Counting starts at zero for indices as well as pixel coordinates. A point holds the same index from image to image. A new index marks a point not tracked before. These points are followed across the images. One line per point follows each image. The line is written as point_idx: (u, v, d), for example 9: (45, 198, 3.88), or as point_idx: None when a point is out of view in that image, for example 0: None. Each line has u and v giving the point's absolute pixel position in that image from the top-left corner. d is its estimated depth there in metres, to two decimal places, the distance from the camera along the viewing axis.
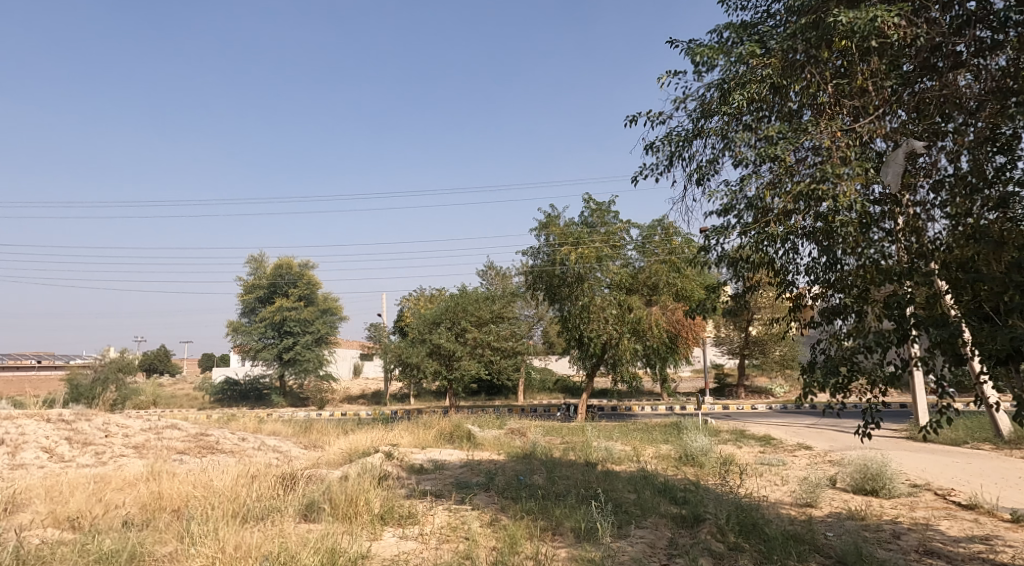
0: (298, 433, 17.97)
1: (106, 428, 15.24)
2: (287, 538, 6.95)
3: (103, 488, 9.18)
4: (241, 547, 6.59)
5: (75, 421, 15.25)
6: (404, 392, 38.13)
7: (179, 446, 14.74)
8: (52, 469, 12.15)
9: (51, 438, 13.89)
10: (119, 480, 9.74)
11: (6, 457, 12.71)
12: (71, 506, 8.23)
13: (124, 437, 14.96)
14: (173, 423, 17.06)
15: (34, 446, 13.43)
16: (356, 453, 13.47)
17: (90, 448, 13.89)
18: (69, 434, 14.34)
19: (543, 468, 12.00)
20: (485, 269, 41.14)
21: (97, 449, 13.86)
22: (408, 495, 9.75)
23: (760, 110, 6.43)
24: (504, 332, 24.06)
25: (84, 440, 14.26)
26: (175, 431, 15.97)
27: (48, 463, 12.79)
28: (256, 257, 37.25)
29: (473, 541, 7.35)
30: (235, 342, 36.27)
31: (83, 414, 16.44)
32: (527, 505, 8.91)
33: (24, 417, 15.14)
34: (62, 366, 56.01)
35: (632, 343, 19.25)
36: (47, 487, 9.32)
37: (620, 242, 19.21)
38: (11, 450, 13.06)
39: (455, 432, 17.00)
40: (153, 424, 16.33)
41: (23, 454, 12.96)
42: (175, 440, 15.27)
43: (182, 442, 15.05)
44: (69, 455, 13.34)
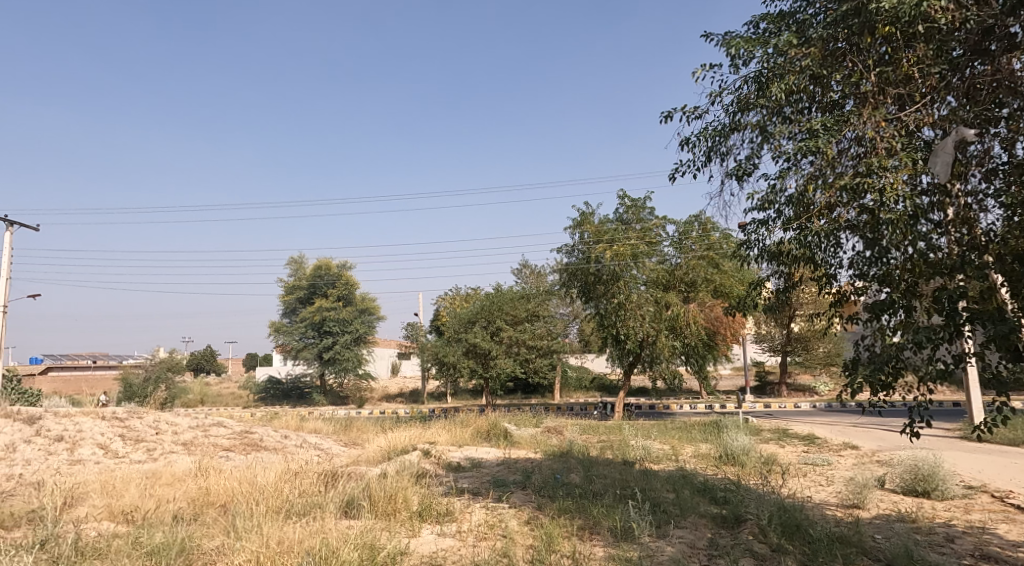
0: (338, 431, 18.18)
1: (156, 426, 15.59)
2: (328, 533, 7.00)
3: (154, 484, 9.39)
4: (284, 542, 6.67)
5: (127, 419, 15.64)
6: (440, 392, 38.41)
7: (225, 443, 15.02)
8: (106, 465, 12.47)
9: (105, 435, 14.26)
10: (169, 476, 9.95)
11: (64, 454, 13.08)
12: (126, 500, 8.44)
13: (173, 434, 15.26)
14: (218, 420, 17.34)
15: (90, 442, 13.82)
16: (395, 451, 13.55)
17: (142, 445, 14.20)
18: (122, 431, 14.70)
19: (580, 466, 11.94)
20: (519, 268, 41.22)
21: (149, 446, 14.19)
22: (446, 492, 9.75)
23: (800, 101, 6.36)
24: (539, 331, 24.11)
25: (137, 437, 14.61)
26: (221, 429, 16.26)
27: (103, 458, 13.17)
28: (295, 259, 37.84)
29: (510, 539, 7.33)
30: (276, 342, 36.95)
31: (134, 411, 16.80)
32: (564, 503, 8.87)
33: (80, 414, 15.55)
34: (121, 366, 57.58)
35: (669, 341, 19.04)
36: (102, 482, 9.56)
37: (656, 238, 18.92)
38: (69, 447, 13.45)
39: (491, 430, 16.98)
40: (199, 421, 16.64)
41: (80, 450, 13.36)
42: (221, 437, 15.55)
43: (227, 440, 15.32)
44: (122, 452, 13.67)
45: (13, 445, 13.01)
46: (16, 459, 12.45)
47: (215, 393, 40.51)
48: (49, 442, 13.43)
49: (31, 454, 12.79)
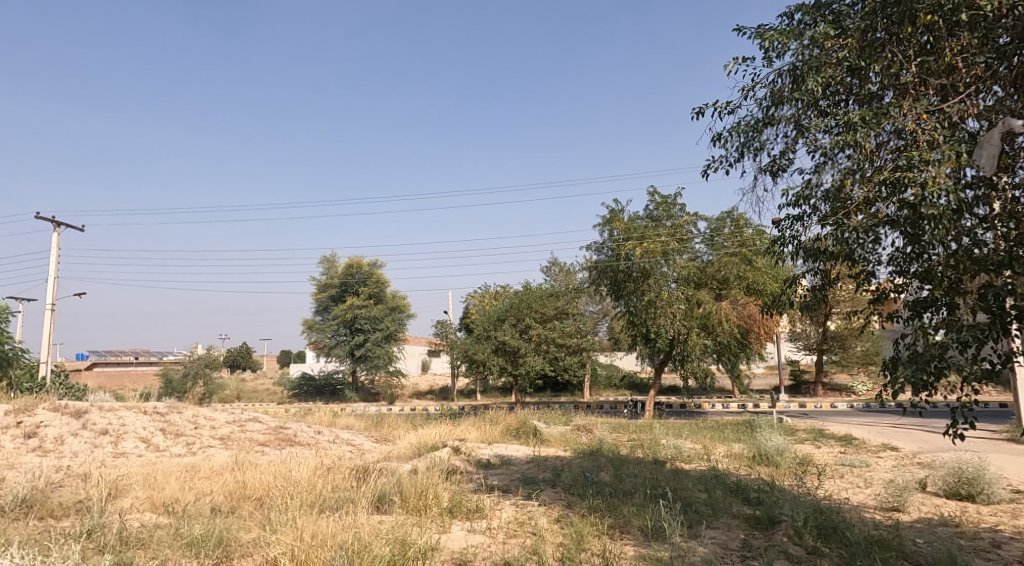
0: (370, 427, 18.31)
1: (195, 421, 15.87)
2: (361, 528, 7.04)
3: (193, 477, 9.56)
4: (318, 535, 6.70)
5: (168, 414, 15.95)
6: (469, 389, 38.49)
7: (260, 438, 15.22)
8: (148, 458, 12.73)
9: (147, 429, 14.55)
10: (207, 469, 10.11)
11: (108, 447, 13.39)
12: (166, 492, 8.59)
13: (211, 429, 15.51)
14: (254, 416, 17.58)
15: (133, 436, 14.13)
16: (425, 447, 13.58)
17: (182, 439, 14.46)
18: (163, 425, 14.99)
19: (611, 464, 11.85)
20: (549, 265, 41.13)
21: (188, 440, 14.44)
22: (476, 489, 9.75)
23: (837, 94, 6.20)
24: (569, 329, 24.00)
25: (176, 431, 14.88)
26: (256, 424, 16.48)
27: (145, 452, 13.44)
28: (327, 258, 38.22)
29: (540, 536, 7.29)
30: (309, 339, 37.37)
31: (174, 406, 17.13)
32: (594, 501, 8.80)
33: (123, 409, 15.90)
34: (160, 362, 58.92)
35: (701, 338, 18.79)
36: (144, 475, 9.76)
37: (687, 235, 18.74)
38: (113, 440, 13.76)
39: (521, 428, 16.94)
40: (236, 417, 16.89)
41: (124, 443, 13.66)
42: (256, 432, 15.76)
43: (262, 435, 15.53)
44: (163, 445, 13.94)
45: (59, 438, 13.36)
46: (62, 452, 12.78)
47: (250, 389, 41.17)
48: (94, 436, 13.77)
49: (77, 446, 13.13)
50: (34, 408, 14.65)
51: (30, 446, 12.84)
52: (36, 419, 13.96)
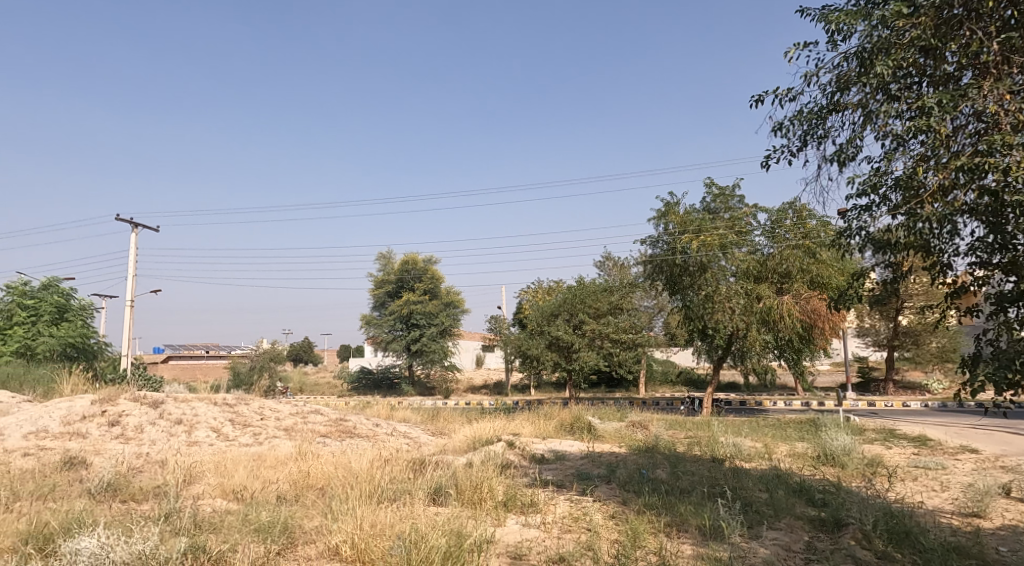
0: (426, 420, 18.45)
1: (261, 412, 16.29)
2: (418, 519, 7.04)
3: (260, 466, 9.80)
4: (377, 525, 6.75)
5: (236, 405, 16.43)
6: (524, 384, 38.48)
7: (322, 429, 15.51)
8: (219, 447, 13.12)
9: (217, 419, 15.01)
10: (273, 459, 10.34)
11: (182, 435, 13.88)
12: (236, 480, 8.83)
13: (276, 420, 15.89)
14: (316, 408, 17.94)
15: (205, 425, 14.59)
16: (480, 441, 13.59)
17: (249, 429, 14.84)
18: (232, 416, 15.43)
19: (668, 462, 11.60)
20: (603, 260, 40.74)
21: (255, 430, 14.81)
22: (530, 484, 9.68)
23: (910, 76, 5.85)
24: (623, 324, 23.67)
25: (244, 421, 15.29)
26: (318, 416, 16.80)
27: (216, 441, 13.86)
28: (384, 254, 38.77)
29: (595, 532, 7.18)
30: (367, 334, 38.01)
31: (243, 398, 17.65)
32: (651, 498, 8.61)
33: (196, 399, 16.46)
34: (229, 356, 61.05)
35: (761, 334, 18.22)
36: (215, 463, 10.06)
37: (746, 228, 18.23)
38: (187, 429, 14.25)
39: (575, 423, 16.74)
40: (299, 408, 17.26)
41: (197, 433, 14.12)
42: (318, 424, 16.05)
43: (324, 426, 15.81)
44: (233, 435, 14.35)
45: (139, 426, 13.95)
46: (141, 440, 13.33)
47: (312, 382, 42.19)
48: (169, 425, 14.29)
49: (155, 435, 13.66)
50: (117, 398, 15.33)
51: (112, 434, 13.44)
52: (118, 408, 14.62)
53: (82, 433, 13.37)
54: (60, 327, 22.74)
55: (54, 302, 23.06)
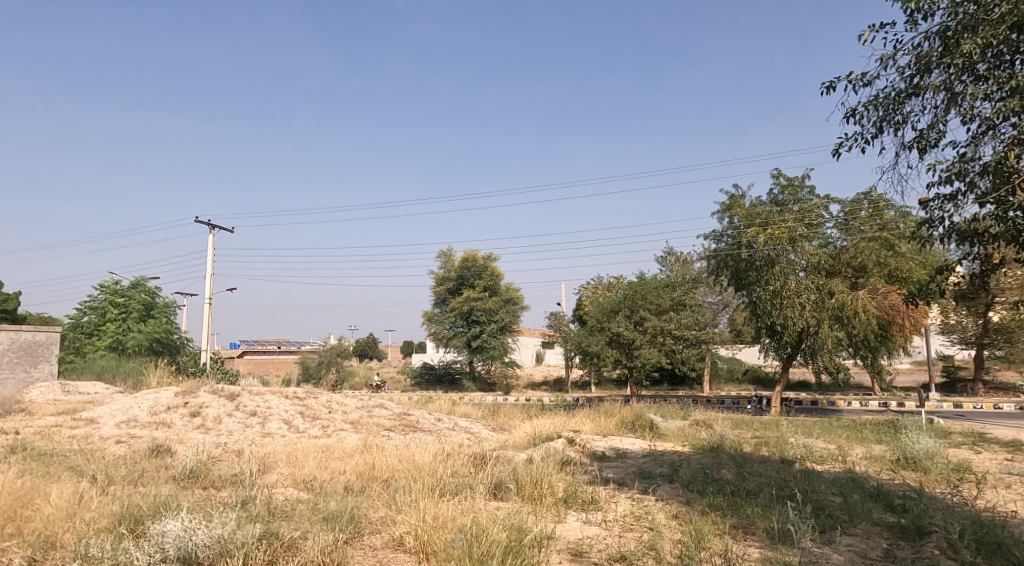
0: (486, 416, 18.42)
1: (329, 405, 16.58)
2: (479, 512, 6.94)
3: (329, 457, 9.91)
4: (439, 517, 6.71)
5: (306, 398, 16.77)
6: (585, 381, 38.17)
7: (387, 423, 15.65)
8: (291, 438, 13.38)
9: (289, 412, 15.32)
10: (340, 451, 10.45)
11: (257, 426, 14.22)
12: (307, 470, 8.95)
13: (343, 413, 16.12)
14: (381, 402, 18.15)
15: (277, 417, 14.92)
16: (540, 437, 13.44)
17: (318, 421, 15.09)
18: (302, 409, 15.74)
19: (733, 462, 11.17)
20: (664, 255, 40.00)
21: (323, 423, 15.06)
22: (591, 481, 9.48)
23: (1002, 55, 5.39)
24: (686, 320, 23.12)
25: (314, 414, 15.57)
26: (382, 410, 16.97)
27: (288, 432, 14.15)
28: (444, 252, 39.03)
29: (657, 531, 6.93)
30: (428, 330, 38.37)
31: (312, 392, 18.02)
32: (716, 499, 8.30)
33: (269, 393, 16.89)
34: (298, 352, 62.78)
35: (834, 331, 17.46)
36: (287, 454, 10.25)
37: (817, 220, 17.54)
38: (261, 420, 14.61)
39: (637, 421, 16.36)
40: (365, 402, 17.49)
41: (270, 424, 14.45)
42: (383, 418, 16.21)
43: (388, 420, 15.95)
44: (303, 427, 14.61)
45: (218, 417, 14.39)
46: (220, 430, 13.74)
47: (377, 377, 42.93)
48: (245, 416, 14.68)
49: (232, 425, 14.05)
50: (198, 390, 15.87)
51: (194, 424, 13.91)
52: (199, 400, 15.15)
53: (167, 423, 13.89)
54: (148, 324, 23.72)
55: (142, 301, 24.04)
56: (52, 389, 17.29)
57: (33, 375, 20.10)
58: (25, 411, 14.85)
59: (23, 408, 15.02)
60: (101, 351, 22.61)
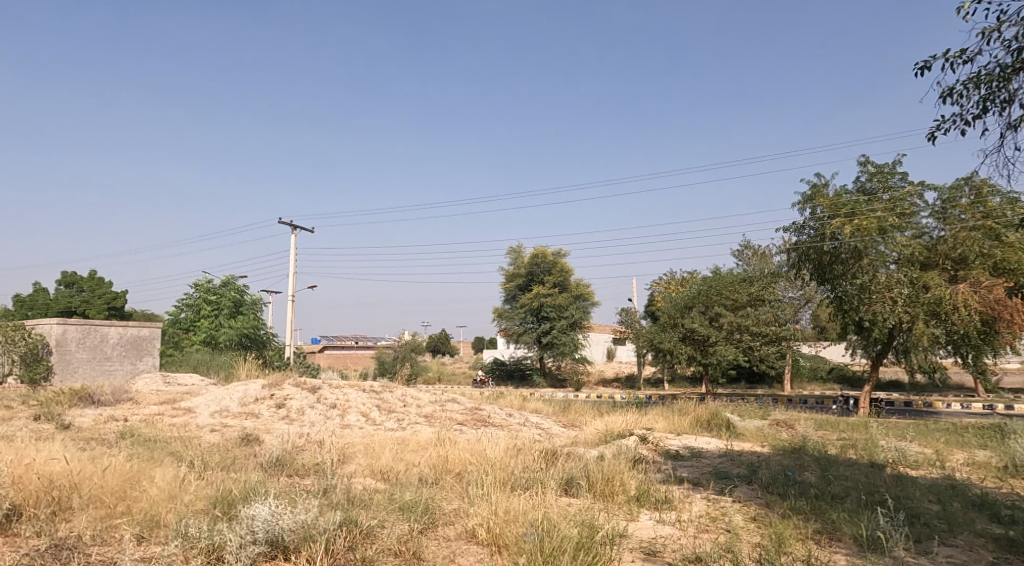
0: (557, 412, 18.18)
1: (404, 399, 16.70)
2: (551, 508, 6.72)
3: (404, 449, 9.88)
4: (510, 511, 6.51)
5: (382, 392, 16.94)
6: (658, 378, 37.43)
7: (459, 417, 15.62)
8: (368, 430, 13.49)
9: (366, 405, 15.48)
10: (415, 443, 10.41)
11: (337, 418, 14.43)
12: (383, 462, 8.94)
13: (417, 407, 16.19)
14: (454, 397, 18.16)
15: (355, 410, 15.11)
16: (612, 434, 13.10)
17: (394, 415, 15.19)
18: (379, 402, 15.89)
19: (816, 465, 10.53)
20: (741, 249, 38.70)
21: (398, 416, 15.15)
22: (665, 480, 9.11)
23: None
24: (765, 316, 22.24)
25: (389, 407, 15.69)
26: (455, 404, 16.96)
27: (365, 424, 14.28)
28: (513, 249, 38.94)
29: (735, 533, 6.53)
30: (499, 326, 38.42)
31: (388, 385, 18.19)
32: (798, 502, 7.81)
33: (347, 386, 17.14)
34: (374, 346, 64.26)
35: (930, 328, 16.10)
36: (365, 445, 10.29)
37: (910, 209, 16.57)
38: (340, 413, 14.81)
39: (712, 420, 15.76)
40: (438, 397, 17.52)
41: (348, 416, 14.63)
42: (455, 412, 16.19)
43: (461, 415, 15.92)
44: (379, 419, 14.73)
45: (301, 409, 14.67)
46: (303, 421, 14.01)
47: (449, 372, 43.34)
48: (325, 408, 14.92)
49: (314, 417, 14.31)
50: (282, 383, 16.29)
51: (280, 415, 14.24)
52: (284, 392, 15.51)
53: (255, 414, 14.27)
54: (237, 319, 24.63)
55: (232, 298, 24.88)
56: (155, 380, 18.07)
57: (139, 367, 21.09)
58: (130, 400, 15.57)
59: (128, 398, 15.75)
60: (197, 346, 23.64)
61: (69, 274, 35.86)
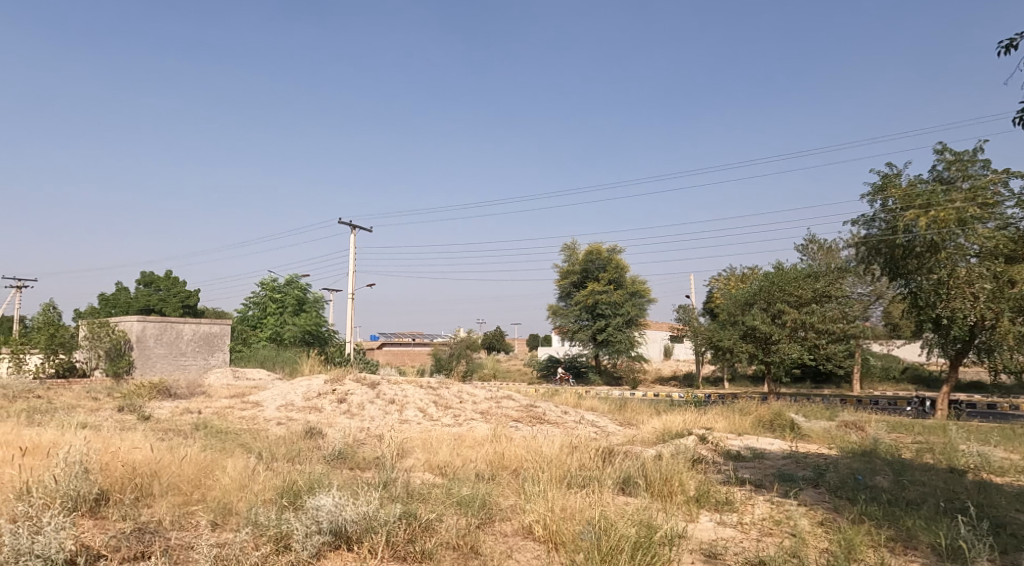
0: (614, 410, 17.79)
1: (460, 395, 16.61)
2: (608, 506, 6.43)
3: (461, 445, 9.72)
4: (567, 509, 6.26)
5: (439, 388, 16.89)
6: (718, 377, 36.49)
7: (515, 414, 15.42)
8: (426, 426, 13.42)
9: (423, 401, 15.44)
10: (471, 439, 10.24)
11: (395, 413, 14.43)
12: (441, 457, 8.80)
13: (473, 403, 16.08)
14: (510, 393, 17.97)
15: (413, 405, 15.09)
16: (669, 433, 12.68)
17: (450, 411, 15.11)
18: (435, 398, 15.84)
19: (889, 469, 9.90)
20: (806, 243, 37.30)
21: (455, 412, 15.05)
22: (725, 481, 8.69)
23: None
24: (831, 313, 21.32)
25: (446, 403, 15.62)
26: (511, 401, 16.76)
27: (423, 420, 14.23)
28: (568, 245, 38.53)
29: (800, 537, 6.12)
30: (554, 324, 38.11)
31: (444, 382, 18.14)
32: (868, 508, 7.29)
33: (405, 382, 17.16)
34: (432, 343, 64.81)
35: (1017, 325, 14.92)
36: (423, 440, 10.18)
37: (992, 198, 15.56)
38: (398, 408, 14.80)
39: (775, 420, 15.12)
40: (494, 393, 17.36)
41: (406, 412, 14.61)
42: (511, 409, 15.99)
43: (516, 411, 15.72)
44: (436, 415, 14.65)
45: (361, 404, 14.73)
46: (363, 415, 14.06)
47: (505, 369, 43.29)
48: (384, 404, 14.94)
49: (374, 411, 14.35)
50: (343, 378, 16.43)
51: (341, 409, 14.34)
52: (345, 387, 15.61)
53: (318, 408, 14.40)
54: (301, 317, 25.03)
55: (296, 296, 25.35)
56: (225, 374, 18.53)
57: (211, 362, 21.41)
58: (204, 394, 15.97)
59: (202, 391, 16.16)
60: (263, 343, 24.15)
61: (149, 273, 37.09)
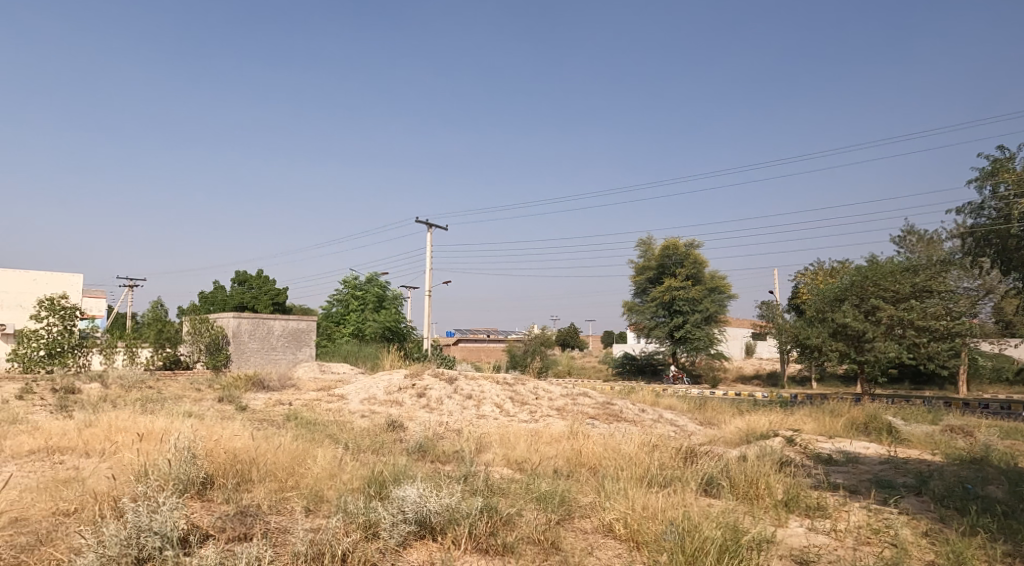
0: (694, 409, 17.22)
1: (536, 391, 16.44)
2: (691, 507, 6.09)
3: (539, 441, 9.53)
4: (649, 508, 5.99)
5: (515, 384, 16.78)
6: (805, 377, 34.94)
7: (591, 411, 15.12)
8: (503, 421, 13.31)
9: (500, 396, 15.36)
10: (548, 435, 10.04)
11: (472, 409, 14.39)
12: (519, 453, 8.64)
13: (549, 400, 15.87)
14: (586, 390, 17.66)
15: (490, 401, 15.02)
16: (755, 434, 12.11)
17: (527, 407, 14.96)
18: (511, 394, 15.72)
19: (1003, 478, 9.08)
20: (904, 235, 35.20)
21: (532, 408, 14.90)
22: (817, 485, 8.16)
23: None
24: (933, 310, 19.96)
25: (522, 399, 15.49)
26: (587, 398, 16.46)
27: (500, 415, 14.13)
28: (643, 240, 37.79)
29: (903, 547, 5.63)
30: (630, 321, 37.45)
31: (520, 378, 18.02)
32: (981, 519, 6.65)
33: (481, 377, 17.13)
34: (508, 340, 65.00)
35: None
36: (500, 435, 10.06)
37: None
38: (475, 403, 14.77)
39: (870, 422, 14.22)
40: (570, 390, 17.09)
41: (484, 407, 14.56)
42: (587, 406, 15.70)
43: (593, 409, 15.41)
44: (513, 411, 14.53)
45: (439, 399, 14.78)
46: (441, 410, 14.10)
47: (582, 366, 42.85)
48: (461, 399, 14.94)
49: (452, 406, 14.37)
50: (422, 373, 16.56)
51: (420, 404, 14.42)
52: (423, 382, 15.71)
53: (398, 402, 14.53)
54: (382, 313, 25.44)
55: (376, 292, 25.81)
56: (313, 367, 19.06)
57: (299, 356, 22.11)
58: (293, 386, 16.43)
59: (292, 384, 16.62)
60: (346, 338, 24.70)
61: (245, 273, 38.97)
